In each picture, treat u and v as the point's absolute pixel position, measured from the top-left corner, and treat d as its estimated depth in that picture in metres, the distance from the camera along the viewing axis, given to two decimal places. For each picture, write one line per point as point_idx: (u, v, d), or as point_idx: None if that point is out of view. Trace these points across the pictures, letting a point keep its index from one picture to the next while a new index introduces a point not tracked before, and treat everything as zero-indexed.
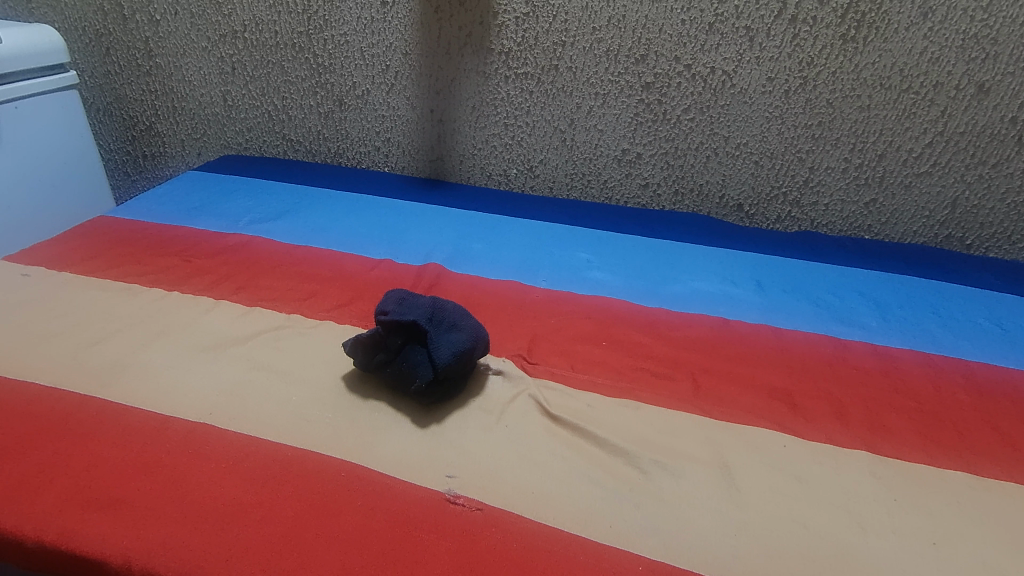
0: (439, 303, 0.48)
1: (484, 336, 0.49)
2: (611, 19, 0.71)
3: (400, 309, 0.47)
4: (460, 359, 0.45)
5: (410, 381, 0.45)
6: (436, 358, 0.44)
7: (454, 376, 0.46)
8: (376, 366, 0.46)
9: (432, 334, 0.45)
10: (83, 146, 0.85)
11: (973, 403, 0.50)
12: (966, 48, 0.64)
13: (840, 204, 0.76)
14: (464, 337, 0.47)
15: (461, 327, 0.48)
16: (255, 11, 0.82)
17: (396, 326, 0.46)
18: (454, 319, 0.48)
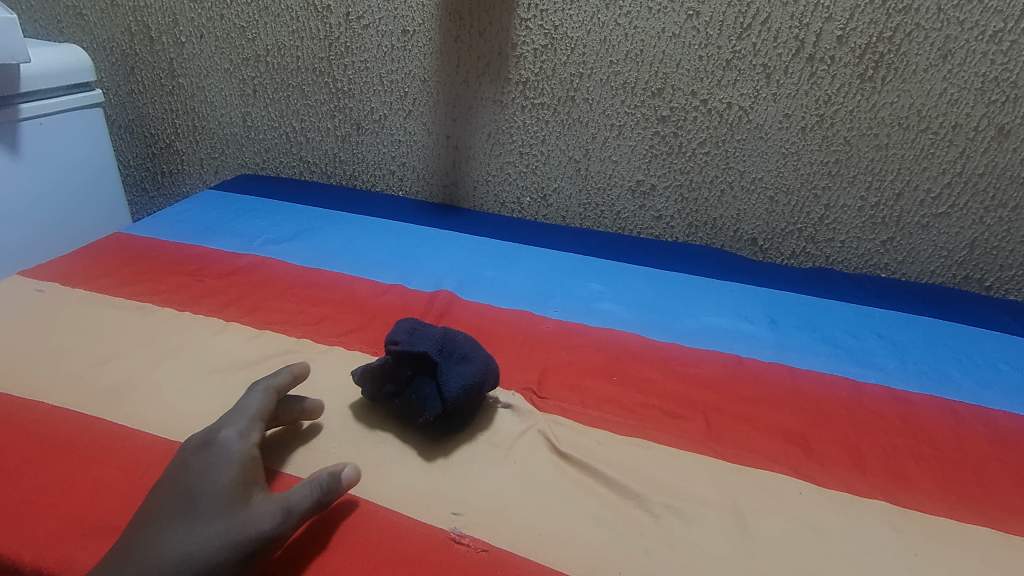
0: (450, 334, 0.48)
1: (495, 369, 0.48)
2: (628, 53, 0.72)
3: (410, 338, 0.46)
4: (469, 393, 0.45)
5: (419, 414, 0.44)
6: (445, 391, 0.44)
7: (463, 409, 0.45)
8: (384, 396, 0.46)
9: (441, 366, 0.45)
10: (103, 162, 0.86)
11: (996, 453, 0.48)
12: (985, 90, 0.64)
13: (855, 241, 0.75)
14: (474, 370, 0.46)
15: (472, 359, 0.47)
16: (278, 36, 0.83)
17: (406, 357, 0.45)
18: (464, 350, 0.47)
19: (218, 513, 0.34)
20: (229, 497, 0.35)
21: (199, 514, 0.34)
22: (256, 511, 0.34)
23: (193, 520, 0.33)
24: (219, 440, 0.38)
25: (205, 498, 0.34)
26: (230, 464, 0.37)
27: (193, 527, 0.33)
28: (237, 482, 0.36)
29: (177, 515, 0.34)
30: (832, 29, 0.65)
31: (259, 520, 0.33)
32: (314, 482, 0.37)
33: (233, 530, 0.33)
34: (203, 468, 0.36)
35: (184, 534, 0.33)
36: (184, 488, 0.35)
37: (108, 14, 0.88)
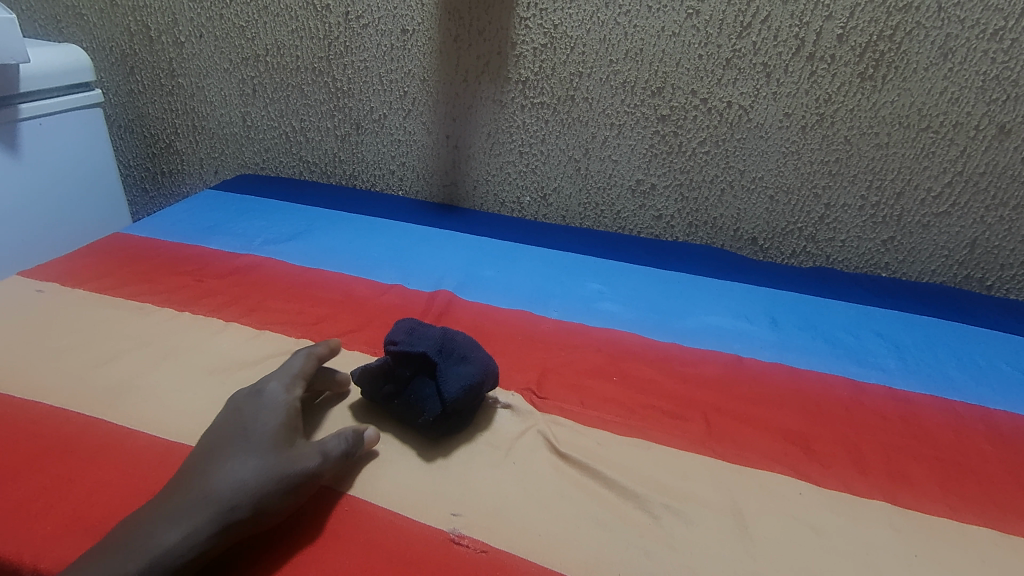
0: (448, 334, 0.48)
1: (494, 369, 0.48)
2: (628, 52, 0.72)
3: (409, 339, 0.46)
4: (468, 394, 0.45)
5: (418, 415, 0.44)
6: (444, 393, 0.44)
7: (461, 410, 0.45)
8: (384, 396, 0.46)
9: (440, 367, 0.45)
10: (103, 163, 0.86)
11: (996, 453, 0.48)
12: (986, 89, 0.64)
13: (856, 240, 0.75)
14: (473, 370, 0.46)
15: (471, 359, 0.47)
16: (278, 36, 0.83)
17: (405, 358, 0.45)
18: (463, 351, 0.47)
19: (269, 448, 0.37)
20: (275, 437, 0.38)
21: (250, 447, 0.37)
22: (302, 453, 0.38)
23: (244, 452, 0.37)
24: (268, 390, 0.42)
25: (256, 435, 0.38)
26: (277, 410, 0.40)
27: (243, 458, 0.36)
28: (283, 427, 0.39)
29: (229, 447, 0.37)
30: (833, 27, 0.65)
31: (304, 460, 0.38)
32: (348, 434, 0.41)
33: (283, 464, 0.37)
34: (254, 412, 0.40)
35: (236, 464, 0.36)
36: (236, 425, 0.39)
37: (108, 14, 0.88)
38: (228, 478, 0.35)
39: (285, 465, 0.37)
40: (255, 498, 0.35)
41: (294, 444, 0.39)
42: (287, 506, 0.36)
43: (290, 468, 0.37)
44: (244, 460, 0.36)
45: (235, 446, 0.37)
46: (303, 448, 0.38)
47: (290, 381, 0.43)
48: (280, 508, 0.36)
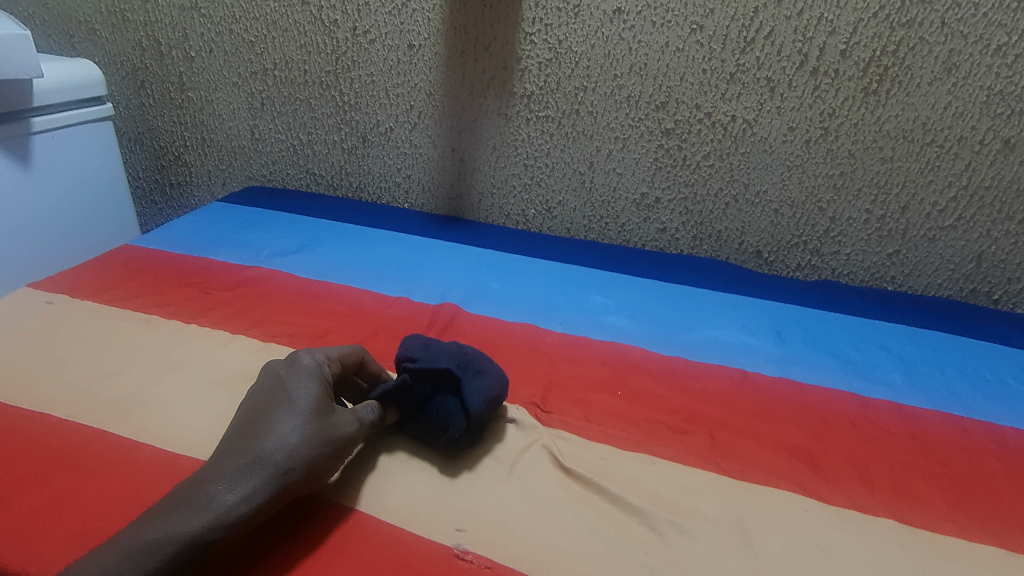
0: (463, 350, 0.48)
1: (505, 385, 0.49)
2: (633, 66, 0.72)
3: (428, 355, 0.46)
4: (488, 407, 0.45)
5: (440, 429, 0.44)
6: (469, 405, 0.44)
7: (482, 424, 0.45)
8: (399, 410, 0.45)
9: (463, 381, 0.45)
10: (113, 175, 0.87)
11: (1005, 470, 0.48)
12: (990, 103, 0.64)
13: (861, 253, 0.75)
14: (491, 384, 0.46)
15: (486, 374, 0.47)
16: (286, 51, 0.84)
17: (426, 373, 0.44)
18: (479, 366, 0.47)
19: (317, 414, 0.38)
20: (319, 404, 0.39)
21: (296, 413, 0.38)
22: (348, 419, 0.40)
23: (291, 417, 0.37)
24: (307, 358, 0.42)
25: (303, 400, 0.39)
26: (315, 379, 0.40)
27: (290, 424, 0.37)
28: (324, 395, 0.40)
29: (275, 411, 0.38)
30: (836, 43, 0.65)
31: (348, 427, 0.40)
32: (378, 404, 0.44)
33: (331, 432, 0.38)
34: (293, 377, 0.40)
35: (285, 429, 0.37)
36: (278, 391, 0.39)
37: (120, 29, 0.89)
38: (278, 444, 0.36)
39: (334, 431, 0.39)
40: (268, 497, 0.35)
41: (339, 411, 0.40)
42: (331, 470, 0.39)
43: (336, 435, 0.39)
44: (292, 425, 0.37)
45: (283, 409, 0.38)
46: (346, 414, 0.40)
47: (326, 352, 0.44)
48: (327, 471, 0.38)
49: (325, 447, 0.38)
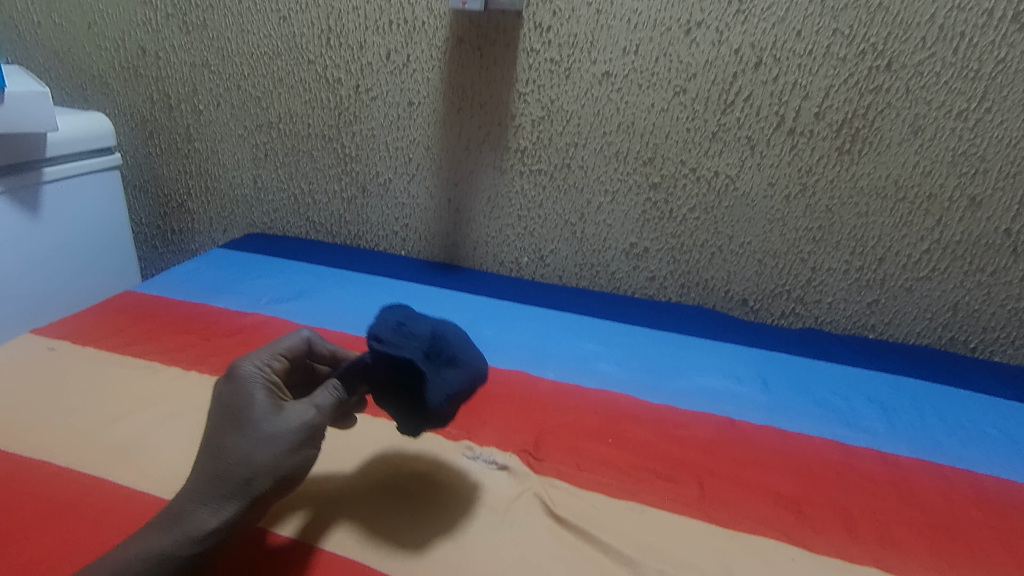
0: (440, 333, 0.43)
1: (483, 371, 0.45)
2: (620, 125, 0.76)
3: (397, 338, 0.41)
4: (452, 401, 0.42)
5: (404, 410, 0.43)
6: (429, 402, 0.41)
7: (445, 415, 0.43)
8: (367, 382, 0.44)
9: (427, 375, 0.41)
10: (118, 222, 0.89)
11: (985, 518, 0.49)
12: (956, 163, 0.68)
13: (842, 302, 0.78)
14: (462, 377, 0.43)
15: (461, 361, 0.43)
16: (291, 106, 0.88)
17: (389, 361, 0.41)
18: (454, 353, 0.43)
19: (268, 417, 0.38)
20: (263, 407, 0.39)
21: (244, 423, 0.37)
22: (306, 408, 0.39)
23: (240, 431, 0.37)
24: (242, 368, 0.41)
25: (248, 410, 0.38)
26: (254, 386, 0.40)
27: (242, 436, 0.37)
28: (268, 396, 0.40)
29: (225, 429, 0.37)
30: (810, 106, 0.70)
31: (303, 415, 0.39)
32: (335, 384, 0.43)
33: (285, 429, 0.38)
34: (234, 390, 0.39)
35: (238, 444, 0.37)
36: (222, 410, 0.39)
37: (132, 84, 0.93)
38: (237, 458, 0.36)
39: (293, 425, 0.38)
40: None
41: (293, 405, 0.40)
42: (308, 459, 0.38)
43: (297, 426, 0.38)
44: (244, 437, 0.37)
45: (232, 425, 0.37)
46: (302, 404, 0.40)
47: (264, 358, 0.43)
48: (302, 463, 0.38)
49: (286, 444, 0.37)
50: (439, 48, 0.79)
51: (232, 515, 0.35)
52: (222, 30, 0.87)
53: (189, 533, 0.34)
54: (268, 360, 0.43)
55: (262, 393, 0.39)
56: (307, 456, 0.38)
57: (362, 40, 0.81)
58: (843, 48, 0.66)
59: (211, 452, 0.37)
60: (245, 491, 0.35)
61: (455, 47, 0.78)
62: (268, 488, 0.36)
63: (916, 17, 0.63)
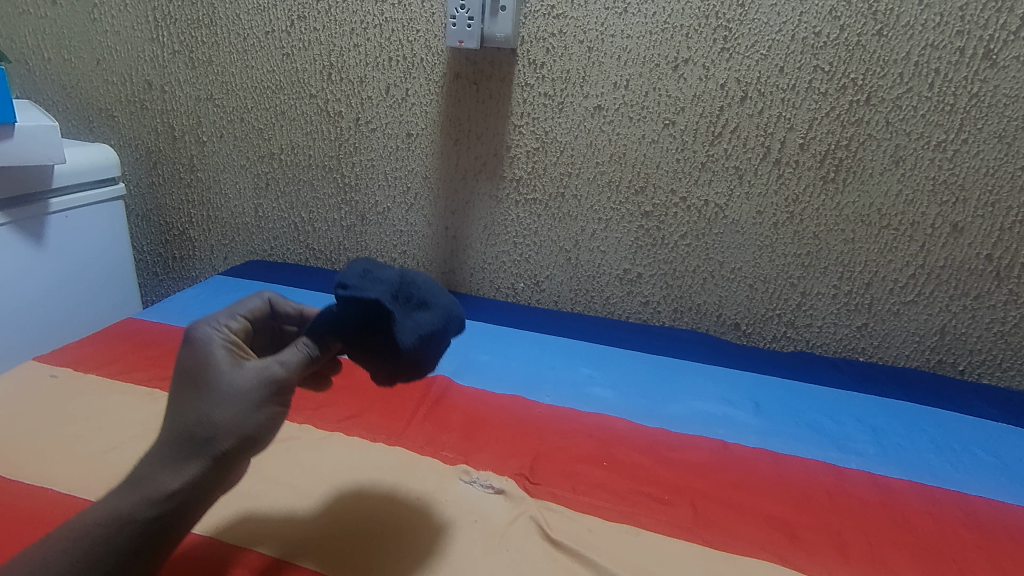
0: (406, 279, 0.44)
1: (456, 316, 0.46)
2: (613, 155, 0.79)
3: (361, 283, 0.41)
4: (426, 342, 0.42)
5: (380, 358, 0.41)
6: (403, 344, 0.41)
7: (422, 360, 0.42)
8: (341, 338, 0.41)
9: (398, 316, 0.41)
10: (120, 251, 0.91)
11: (975, 540, 0.50)
12: (936, 192, 0.70)
13: (832, 326, 0.79)
14: (433, 318, 0.43)
15: (431, 305, 0.44)
16: (293, 137, 0.91)
17: (356, 305, 0.40)
18: (421, 297, 0.44)
19: (225, 376, 0.37)
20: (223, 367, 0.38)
21: (205, 386, 0.37)
22: (265, 363, 0.39)
23: (202, 393, 0.37)
24: (200, 329, 0.40)
25: (203, 371, 0.37)
26: (213, 345, 0.39)
27: (204, 399, 0.36)
28: (228, 356, 0.39)
29: (182, 393, 0.37)
30: (794, 138, 0.72)
31: (265, 372, 0.38)
32: (306, 339, 0.41)
33: (247, 387, 0.37)
34: (188, 352, 0.39)
35: (194, 407, 0.36)
36: (183, 372, 0.38)
37: (137, 116, 0.96)
38: (195, 421, 0.36)
39: (252, 383, 0.37)
40: None
41: (252, 362, 0.39)
42: (272, 416, 0.38)
43: (256, 384, 0.37)
44: (206, 399, 0.36)
45: (188, 389, 0.37)
46: (262, 360, 0.39)
47: (222, 319, 0.42)
48: (266, 420, 0.37)
49: (249, 403, 0.37)
50: (437, 83, 0.82)
51: (194, 475, 0.35)
52: (227, 66, 0.89)
53: (148, 495, 0.34)
54: (226, 321, 0.42)
55: (222, 353, 0.39)
56: (272, 414, 0.38)
57: (362, 75, 0.84)
58: (824, 83, 0.69)
59: (176, 419, 0.36)
60: (206, 451, 0.35)
61: (452, 82, 0.81)
62: (230, 448, 0.36)
63: (893, 54, 0.67)
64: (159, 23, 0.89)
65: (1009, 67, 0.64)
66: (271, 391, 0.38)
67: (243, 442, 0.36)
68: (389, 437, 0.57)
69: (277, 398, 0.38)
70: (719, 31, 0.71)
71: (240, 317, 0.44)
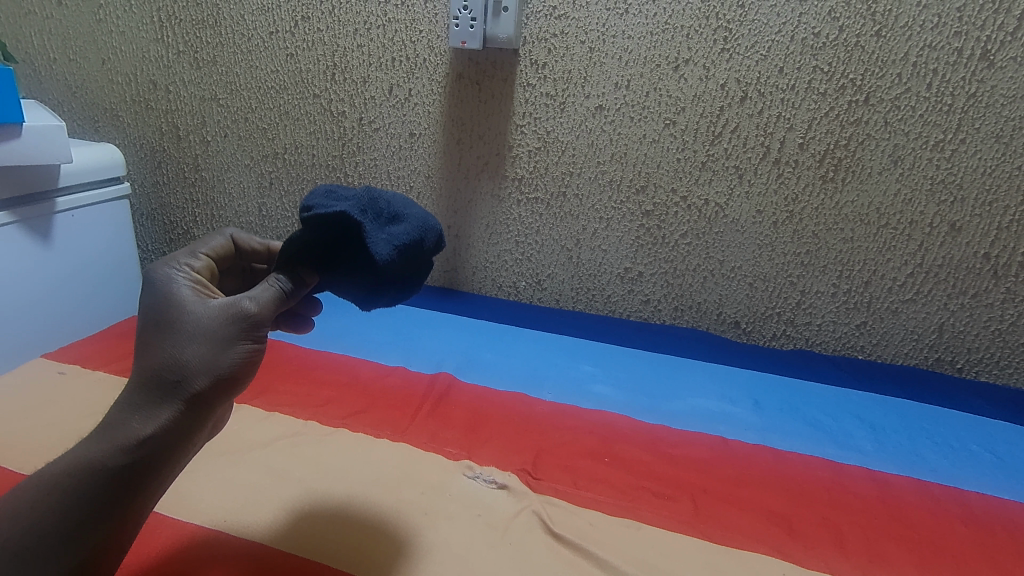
0: (374, 195, 0.43)
1: (433, 228, 0.45)
2: (614, 155, 0.79)
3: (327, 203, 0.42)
4: (404, 253, 0.41)
5: (360, 273, 0.41)
6: (374, 252, 0.39)
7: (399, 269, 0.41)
8: (314, 268, 0.41)
9: (367, 226, 0.40)
10: (125, 249, 0.91)
11: (971, 534, 0.50)
12: (934, 191, 0.71)
13: (832, 324, 0.80)
14: (408, 229, 0.42)
15: (404, 218, 0.43)
16: (297, 137, 0.91)
17: (325, 222, 0.40)
18: (393, 210, 0.43)
19: (193, 315, 0.38)
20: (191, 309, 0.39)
21: (176, 328, 0.38)
22: (231, 300, 0.39)
23: (173, 335, 0.38)
24: (163, 271, 0.41)
25: (170, 312, 0.39)
26: (181, 288, 0.40)
27: (177, 341, 0.38)
28: (195, 297, 0.40)
29: (153, 336, 0.38)
30: (794, 137, 0.73)
31: (233, 308, 0.38)
32: (278, 275, 0.41)
33: (215, 325, 0.38)
34: (153, 294, 0.40)
35: (165, 348, 0.37)
36: (152, 312, 0.39)
37: (143, 116, 0.97)
38: (167, 361, 0.37)
39: (218, 320, 0.38)
40: None
41: (219, 300, 0.39)
42: (246, 355, 0.38)
43: (224, 320, 0.38)
44: (177, 340, 0.38)
45: (157, 330, 0.38)
46: (229, 298, 0.39)
47: (183, 259, 0.43)
48: (240, 358, 0.38)
49: (218, 342, 0.38)
50: (440, 83, 0.82)
51: (166, 419, 0.37)
52: (231, 66, 0.90)
53: (119, 443, 0.35)
54: (188, 262, 0.43)
55: (190, 295, 0.40)
56: (244, 351, 0.38)
57: (365, 75, 0.85)
58: (824, 83, 0.70)
59: (150, 361, 0.38)
60: (178, 392, 0.37)
61: (455, 82, 0.82)
62: (204, 388, 0.37)
63: (891, 55, 0.67)
64: (164, 23, 0.90)
65: (1006, 68, 0.65)
66: (238, 327, 0.38)
67: (216, 382, 0.37)
68: (393, 433, 0.58)
69: (248, 333, 0.38)
70: (719, 31, 0.71)
71: (202, 256, 0.45)
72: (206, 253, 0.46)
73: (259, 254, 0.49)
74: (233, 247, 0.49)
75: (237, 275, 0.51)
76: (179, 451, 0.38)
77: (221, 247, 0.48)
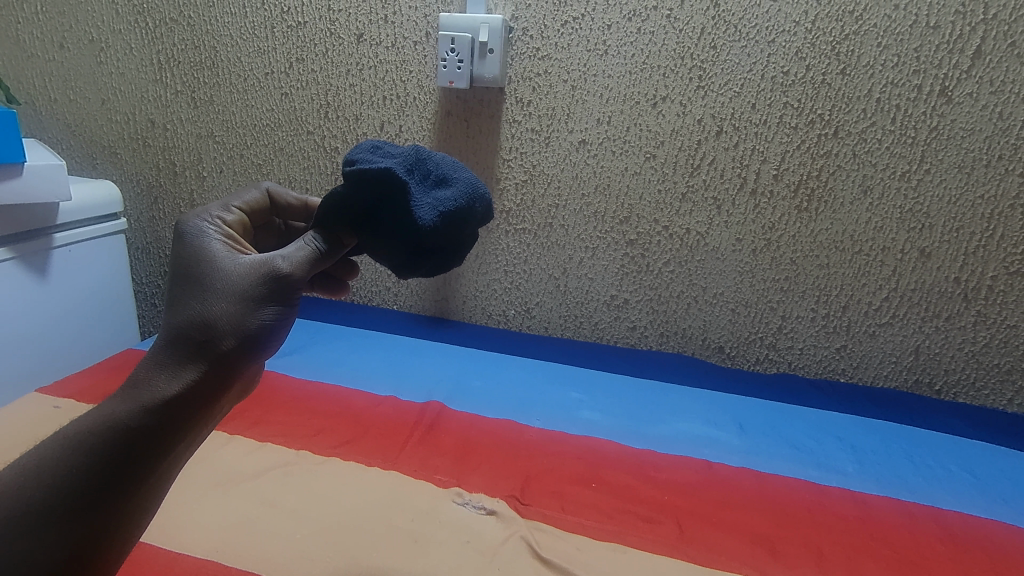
0: (423, 156, 0.43)
1: (483, 194, 0.44)
2: (598, 187, 0.82)
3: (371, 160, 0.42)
4: (449, 219, 0.42)
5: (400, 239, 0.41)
6: (420, 219, 0.40)
7: (444, 237, 0.42)
8: (352, 229, 0.41)
9: (412, 190, 0.41)
10: (119, 282, 0.93)
11: (949, 553, 0.52)
12: (904, 219, 0.74)
13: (813, 348, 0.82)
14: (455, 194, 0.42)
15: (452, 182, 0.43)
16: (291, 172, 0.94)
17: (368, 180, 0.41)
18: (442, 173, 0.43)
19: (225, 270, 0.35)
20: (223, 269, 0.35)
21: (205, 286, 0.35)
22: (264, 258, 0.36)
23: (202, 292, 0.34)
24: (192, 224, 0.38)
25: (200, 267, 0.36)
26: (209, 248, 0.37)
27: (205, 299, 0.34)
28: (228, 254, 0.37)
29: (177, 291, 0.35)
30: (769, 169, 0.76)
31: (268, 265, 0.36)
32: (313, 236, 0.39)
33: (248, 282, 0.35)
34: (183, 248, 0.37)
35: (189, 304, 0.34)
36: (183, 265, 0.36)
37: (140, 153, 0.99)
38: (194, 319, 0.33)
39: (252, 278, 0.35)
40: None
41: (250, 257, 0.37)
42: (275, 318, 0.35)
43: (257, 278, 0.35)
44: (206, 297, 0.34)
45: (182, 287, 0.35)
46: (261, 256, 0.36)
47: (216, 211, 0.41)
48: (268, 322, 0.35)
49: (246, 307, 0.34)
50: (429, 120, 0.86)
51: (190, 382, 0.32)
52: (227, 105, 0.93)
53: (146, 401, 0.31)
54: (221, 213, 0.41)
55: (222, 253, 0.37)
56: (275, 314, 0.35)
57: (357, 112, 0.88)
58: (794, 118, 0.74)
59: (177, 317, 0.34)
60: (205, 352, 0.33)
61: (444, 119, 0.85)
62: (232, 349, 0.33)
63: (856, 92, 0.71)
64: (163, 65, 0.93)
65: (963, 103, 0.69)
66: (269, 288, 0.35)
67: (245, 344, 0.34)
68: (383, 461, 0.59)
69: (278, 296, 0.35)
70: (694, 71, 0.75)
71: (234, 210, 0.43)
72: (240, 206, 0.44)
73: (294, 209, 0.49)
74: (267, 201, 0.48)
75: (272, 231, 0.51)
76: (208, 413, 0.34)
77: (256, 200, 0.47)
